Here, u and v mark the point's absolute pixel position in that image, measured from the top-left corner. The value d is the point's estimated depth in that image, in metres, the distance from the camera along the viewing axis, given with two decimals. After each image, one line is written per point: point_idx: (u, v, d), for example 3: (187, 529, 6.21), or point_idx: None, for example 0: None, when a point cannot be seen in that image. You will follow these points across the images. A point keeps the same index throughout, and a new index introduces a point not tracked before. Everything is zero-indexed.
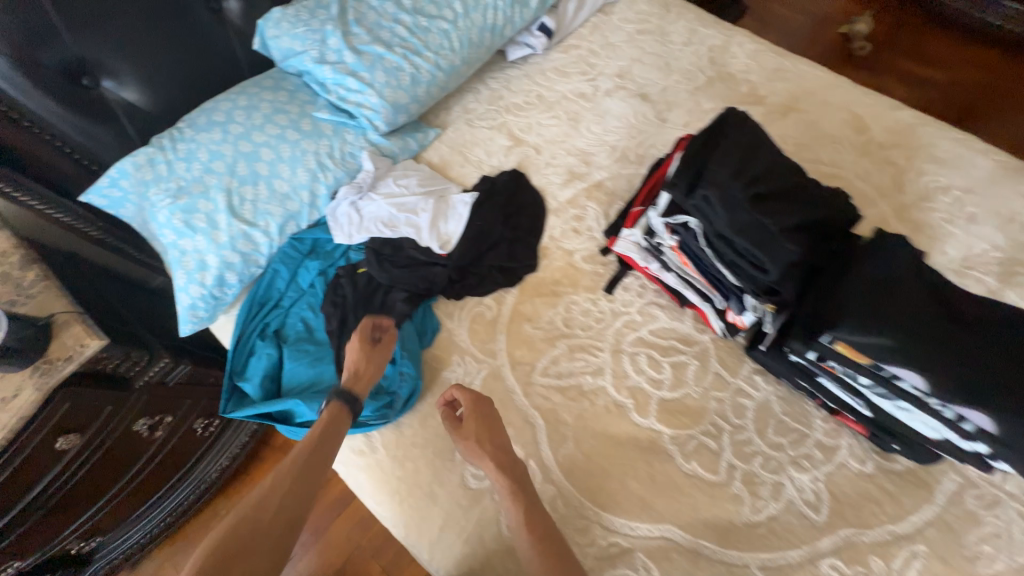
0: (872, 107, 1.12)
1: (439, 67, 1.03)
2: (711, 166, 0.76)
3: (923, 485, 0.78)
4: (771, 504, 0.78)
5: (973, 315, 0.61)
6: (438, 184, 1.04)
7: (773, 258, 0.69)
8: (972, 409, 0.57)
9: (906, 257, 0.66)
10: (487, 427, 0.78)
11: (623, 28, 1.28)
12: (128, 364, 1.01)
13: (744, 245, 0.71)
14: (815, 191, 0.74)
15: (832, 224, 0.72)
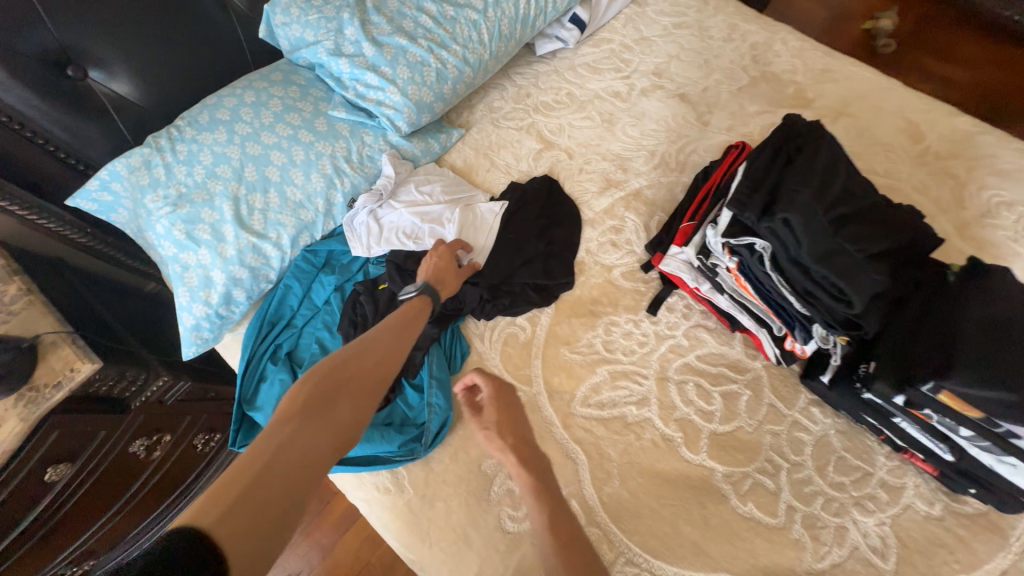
0: (927, 113, 1.04)
1: (467, 62, 0.94)
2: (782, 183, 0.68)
3: (997, 530, 0.73)
4: (835, 550, 0.72)
5: None
6: (462, 190, 0.96)
7: (858, 291, 0.62)
8: None
9: (1013, 297, 0.59)
10: (508, 419, 0.72)
11: (657, 21, 1.19)
12: (123, 384, 0.93)
13: (824, 274, 0.63)
14: (894, 215, 0.67)
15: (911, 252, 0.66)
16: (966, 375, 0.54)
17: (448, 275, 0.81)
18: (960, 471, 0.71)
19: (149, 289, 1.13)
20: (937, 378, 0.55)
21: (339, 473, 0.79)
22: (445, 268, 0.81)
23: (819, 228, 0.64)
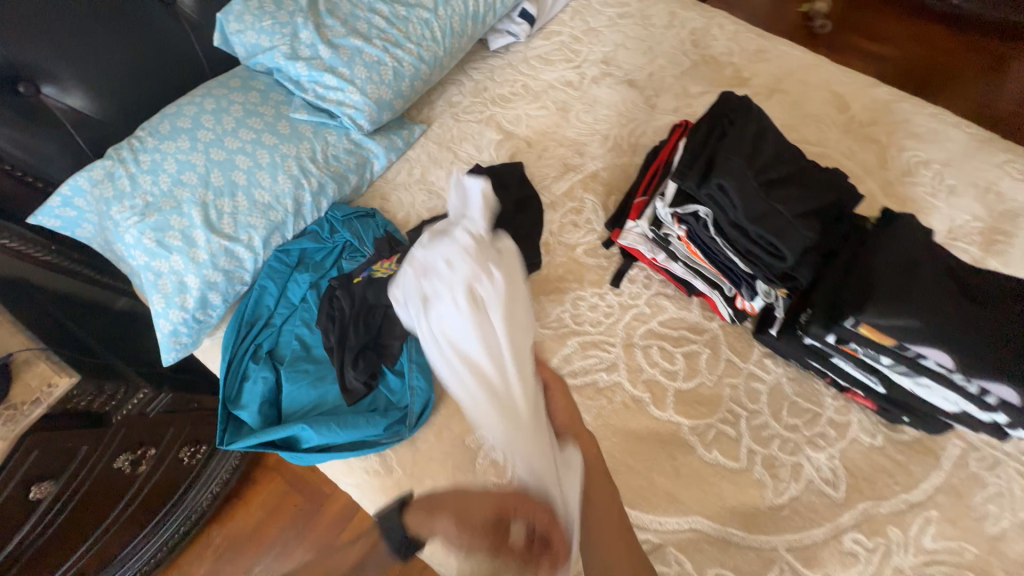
0: (852, 85, 1.13)
1: (423, 59, 0.97)
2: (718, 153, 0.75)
3: (930, 452, 0.82)
4: (792, 485, 0.80)
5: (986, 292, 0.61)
6: (530, 431, 0.62)
7: (789, 245, 0.69)
8: (995, 381, 0.56)
9: (916, 238, 0.66)
10: (571, 408, 0.71)
11: (603, 12, 1.25)
12: (102, 399, 0.93)
13: (760, 233, 0.70)
14: (817, 177, 0.75)
15: (835, 207, 0.73)
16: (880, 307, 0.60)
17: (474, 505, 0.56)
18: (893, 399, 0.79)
19: (120, 305, 1.12)
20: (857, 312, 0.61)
21: (328, 462, 0.82)
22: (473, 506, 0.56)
23: (755, 192, 0.71)
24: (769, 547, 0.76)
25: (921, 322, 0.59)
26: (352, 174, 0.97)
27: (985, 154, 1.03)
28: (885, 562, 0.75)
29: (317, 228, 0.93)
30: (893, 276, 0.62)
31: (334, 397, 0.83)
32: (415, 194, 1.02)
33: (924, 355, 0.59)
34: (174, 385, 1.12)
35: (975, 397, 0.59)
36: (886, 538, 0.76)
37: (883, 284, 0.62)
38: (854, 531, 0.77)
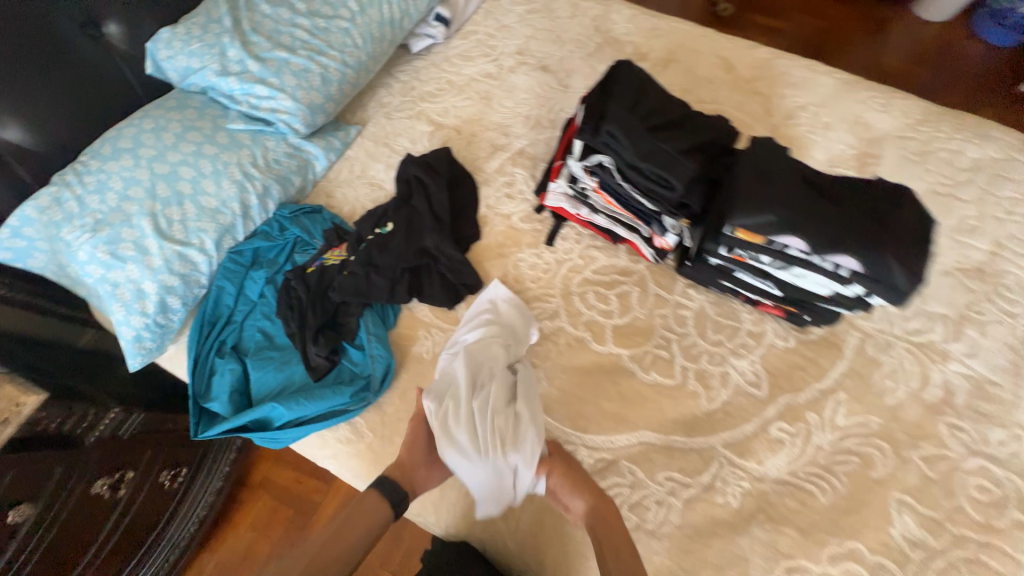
0: (736, 49, 1.29)
1: (347, 65, 1.06)
2: (609, 107, 0.85)
3: (834, 345, 0.94)
4: (722, 391, 0.90)
5: (831, 187, 0.72)
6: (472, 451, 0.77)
7: (677, 177, 0.81)
8: (841, 254, 0.66)
9: (775, 153, 0.77)
10: (573, 471, 0.77)
11: (512, 10, 1.37)
12: (73, 421, 0.96)
13: (652, 169, 0.81)
14: (695, 120, 0.87)
15: (713, 142, 0.85)
16: (745, 209, 0.70)
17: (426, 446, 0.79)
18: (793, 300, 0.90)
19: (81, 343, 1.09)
20: (729, 219, 0.71)
21: (303, 438, 0.88)
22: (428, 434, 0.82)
23: (643, 136, 0.82)
24: (708, 446, 0.86)
25: (775, 213, 0.68)
26: (295, 176, 1.04)
27: (850, 94, 1.20)
28: (806, 442, 0.86)
29: (267, 229, 1.00)
30: (751, 181, 0.72)
31: (301, 377, 0.89)
32: (358, 188, 1.10)
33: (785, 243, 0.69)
34: (146, 407, 1.14)
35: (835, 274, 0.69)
36: (805, 422, 0.87)
37: (744, 190, 0.72)
38: (779, 421, 0.88)
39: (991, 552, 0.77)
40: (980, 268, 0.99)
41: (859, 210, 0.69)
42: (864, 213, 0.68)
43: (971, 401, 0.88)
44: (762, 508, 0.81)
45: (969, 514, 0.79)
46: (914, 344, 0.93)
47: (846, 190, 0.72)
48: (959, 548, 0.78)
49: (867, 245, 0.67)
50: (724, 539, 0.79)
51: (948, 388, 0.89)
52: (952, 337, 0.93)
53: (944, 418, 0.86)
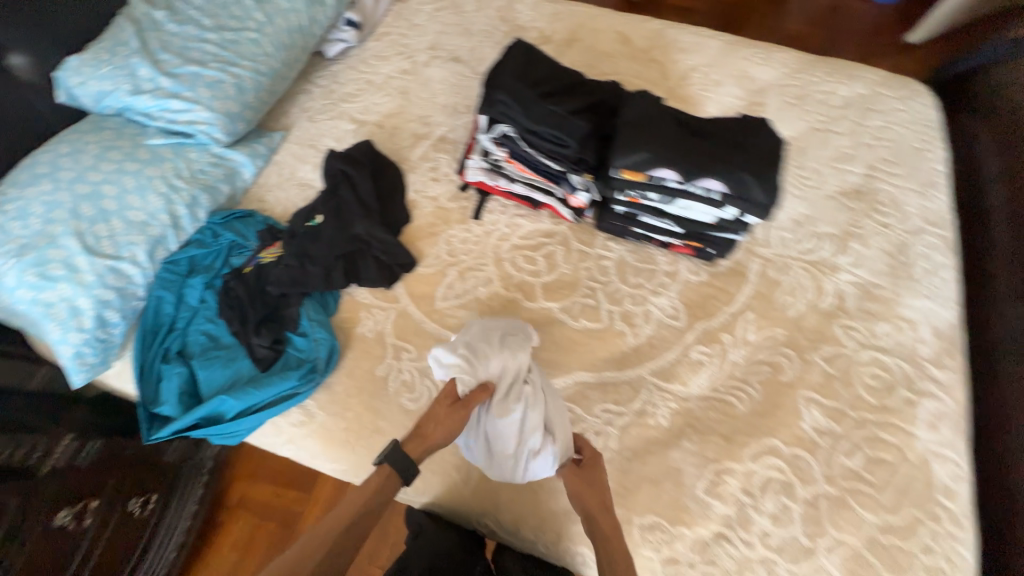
0: (631, 24, 1.40)
1: (261, 73, 1.11)
2: (502, 79, 0.92)
3: (741, 273, 1.04)
4: (645, 327, 0.99)
5: (695, 125, 0.82)
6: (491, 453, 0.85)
7: (569, 134, 0.89)
8: (707, 179, 0.76)
9: (648, 101, 0.86)
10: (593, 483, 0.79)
11: (421, 9, 1.44)
12: (24, 450, 0.96)
13: (546, 130, 0.90)
14: (581, 83, 0.96)
15: (599, 100, 0.94)
16: (623, 151, 0.78)
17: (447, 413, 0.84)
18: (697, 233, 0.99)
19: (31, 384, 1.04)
20: (613, 162, 0.79)
21: (257, 428, 0.91)
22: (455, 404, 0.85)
23: (534, 103, 0.91)
24: (637, 376, 0.94)
25: (648, 150, 0.76)
26: (223, 184, 1.08)
27: (735, 53, 1.32)
28: (723, 360, 0.95)
29: (200, 237, 1.03)
30: (627, 126, 0.80)
31: (248, 371, 0.92)
32: (288, 189, 1.14)
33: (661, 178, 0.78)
34: (104, 433, 1.12)
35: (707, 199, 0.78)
36: (720, 343, 0.97)
37: (622, 134, 0.80)
38: (697, 345, 0.97)
39: (887, 429, 0.87)
40: (858, 189, 1.12)
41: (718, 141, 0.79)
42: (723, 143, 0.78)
43: (860, 303, 0.99)
44: (689, 423, 0.89)
45: (865, 399, 0.89)
46: (809, 262, 1.04)
47: (707, 126, 0.82)
48: (860, 430, 0.87)
49: (727, 168, 0.76)
50: (657, 455, 0.87)
51: (840, 295, 1.00)
52: (839, 252, 1.04)
53: (839, 322, 0.97)
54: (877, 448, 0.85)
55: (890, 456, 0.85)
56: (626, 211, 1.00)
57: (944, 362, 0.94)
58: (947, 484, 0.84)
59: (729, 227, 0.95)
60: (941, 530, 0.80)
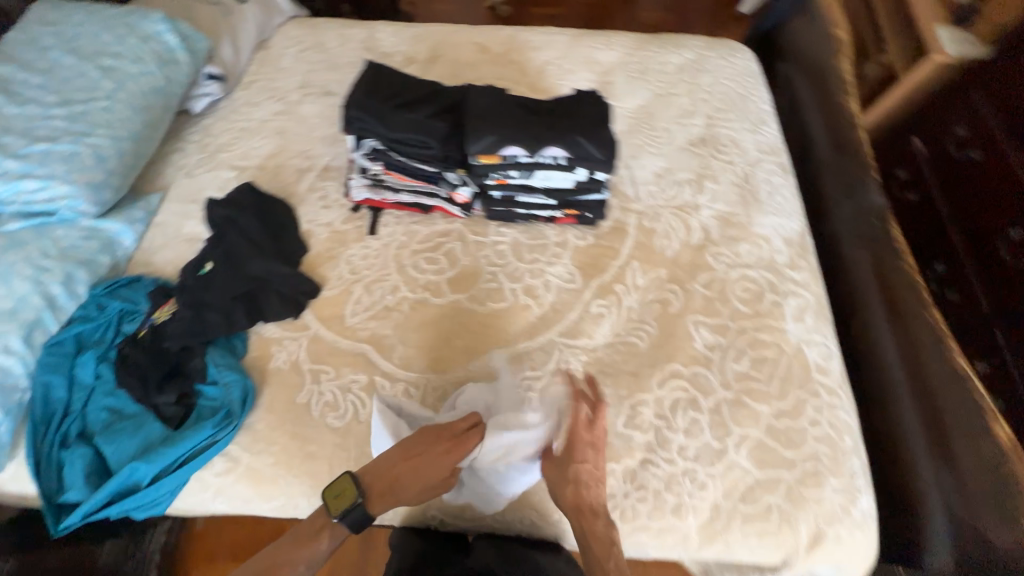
0: (487, 35, 1.51)
1: (121, 137, 1.09)
2: (358, 97, 0.99)
3: (623, 229, 1.14)
4: (547, 295, 1.06)
5: (531, 104, 0.94)
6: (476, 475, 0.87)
7: (430, 136, 0.98)
8: (547, 147, 0.89)
9: (491, 92, 0.97)
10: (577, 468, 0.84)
11: (286, 52, 1.48)
12: None
13: (408, 136, 0.98)
14: (433, 88, 1.05)
15: (452, 100, 1.04)
16: (473, 138, 0.89)
17: (427, 472, 0.79)
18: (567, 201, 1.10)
19: None
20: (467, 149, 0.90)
21: (180, 488, 0.88)
22: (440, 467, 0.80)
23: (388, 114, 0.98)
24: (548, 341, 1.00)
25: (494, 133, 0.88)
26: (100, 255, 1.04)
27: (582, 44, 1.47)
28: (621, 308, 1.04)
29: (83, 312, 0.99)
30: (473, 115, 0.91)
31: (160, 434, 0.89)
32: (175, 247, 1.12)
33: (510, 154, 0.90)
34: None
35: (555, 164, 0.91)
36: (615, 293, 1.06)
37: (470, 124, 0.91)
38: (596, 300, 1.05)
39: (764, 330, 0.99)
40: (704, 138, 1.28)
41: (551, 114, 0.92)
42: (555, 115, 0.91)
43: (723, 232, 1.12)
44: (600, 370, 0.97)
45: (741, 310, 1.02)
46: (676, 207, 1.16)
47: (542, 104, 0.95)
48: (742, 337, 0.99)
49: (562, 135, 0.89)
50: None
51: (705, 229, 1.13)
52: (698, 193, 1.18)
53: (708, 251, 1.10)
54: (758, 349, 0.97)
55: (770, 353, 0.97)
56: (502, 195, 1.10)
57: (798, 264, 1.09)
58: (819, 363, 0.96)
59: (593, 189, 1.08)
60: (821, 404, 0.91)
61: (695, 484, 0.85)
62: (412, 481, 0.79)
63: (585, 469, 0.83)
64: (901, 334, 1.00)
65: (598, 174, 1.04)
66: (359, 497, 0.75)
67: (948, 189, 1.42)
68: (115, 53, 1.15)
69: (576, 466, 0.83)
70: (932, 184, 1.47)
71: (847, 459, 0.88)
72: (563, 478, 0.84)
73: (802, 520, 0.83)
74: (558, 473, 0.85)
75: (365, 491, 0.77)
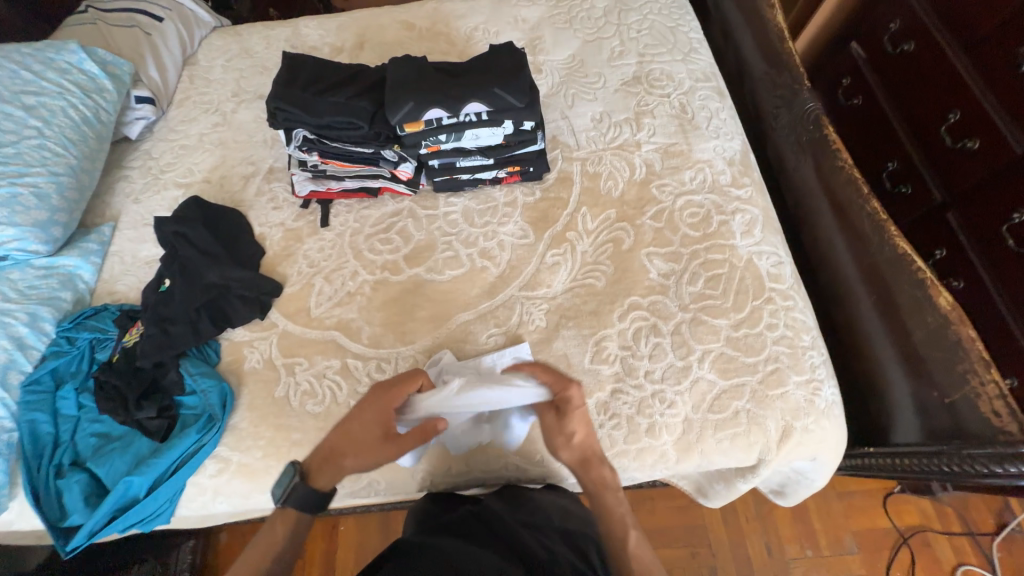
0: (411, 11, 1.50)
1: (58, 173, 1.11)
2: (279, 89, 1.00)
3: (568, 177, 1.15)
4: (503, 254, 1.08)
5: (447, 70, 1.01)
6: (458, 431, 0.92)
7: (357, 116, 0.99)
8: (469, 106, 0.96)
9: (407, 63, 1.02)
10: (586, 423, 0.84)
11: (214, 63, 1.46)
12: None
13: (335, 120, 0.99)
14: (353, 69, 1.06)
15: (373, 77, 1.05)
16: (397, 108, 0.95)
17: (360, 430, 0.80)
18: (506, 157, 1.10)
19: None
20: (394, 119, 0.96)
21: (179, 493, 0.92)
22: (371, 425, 0.80)
23: (311, 103, 0.99)
24: (510, 296, 1.03)
25: (412, 100, 0.95)
26: (62, 291, 1.06)
27: (506, 4, 1.46)
28: (576, 253, 1.06)
29: (55, 348, 1.00)
30: (391, 86, 0.97)
31: (149, 447, 0.92)
32: (136, 272, 1.14)
33: (437, 119, 0.97)
34: None
35: (480, 122, 0.99)
36: (569, 241, 1.07)
37: (392, 95, 0.97)
38: (551, 250, 1.07)
39: (714, 250, 1.02)
40: (637, 76, 1.28)
41: (466, 75, 0.99)
42: (470, 75, 0.98)
43: (665, 163, 1.14)
44: (562, 315, 0.99)
45: (690, 235, 1.04)
46: (618, 147, 1.17)
47: (457, 67, 1.01)
48: (695, 260, 1.01)
49: (479, 91, 0.96)
50: (544, 351, 0.96)
51: (648, 163, 1.14)
52: (637, 130, 1.19)
53: (654, 184, 1.11)
54: (711, 268, 1.00)
55: (723, 270, 1.00)
56: (441, 163, 1.10)
57: (741, 181, 1.11)
58: (772, 272, 0.99)
59: (532, 144, 1.09)
60: (776, 307, 0.96)
61: (665, 403, 0.89)
62: (349, 444, 0.80)
63: (582, 415, 0.83)
64: (848, 230, 1.03)
65: (527, 123, 1.03)
66: (298, 474, 0.79)
67: (891, 86, 1.38)
68: (37, 90, 1.14)
69: (577, 413, 0.83)
70: (875, 87, 1.42)
71: (807, 354, 0.92)
72: (566, 431, 0.83)
73: (769, 418, 0.88)
74: (558, 421, 0.84)
75: (308, 468, 0.81)
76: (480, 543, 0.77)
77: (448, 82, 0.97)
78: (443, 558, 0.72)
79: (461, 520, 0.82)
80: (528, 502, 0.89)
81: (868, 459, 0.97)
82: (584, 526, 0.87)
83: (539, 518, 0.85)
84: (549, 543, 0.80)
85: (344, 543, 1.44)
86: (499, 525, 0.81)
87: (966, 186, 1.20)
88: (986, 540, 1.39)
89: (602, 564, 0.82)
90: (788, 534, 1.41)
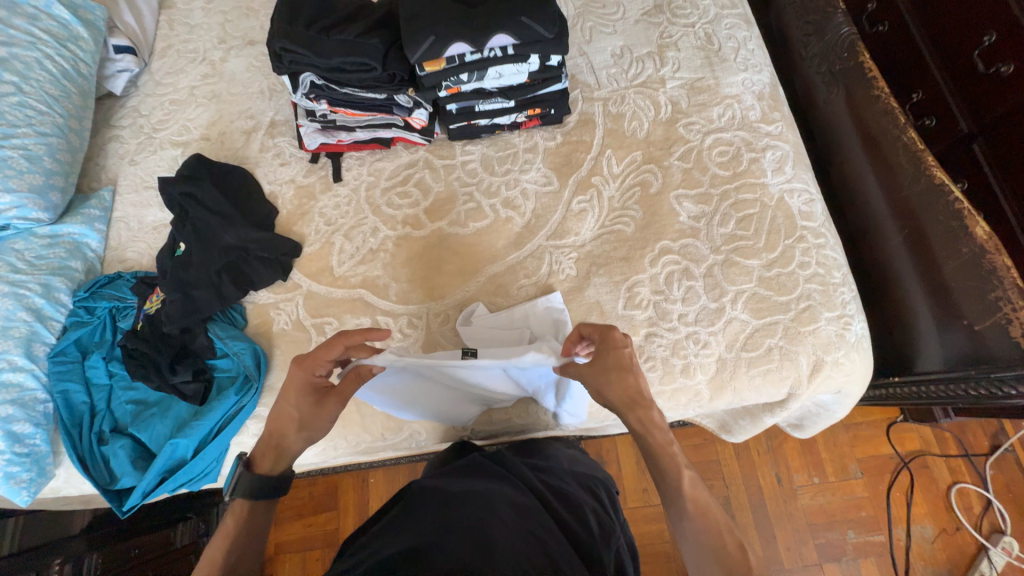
0: None
1: (45, 135, 1.04)
2: (280, 26, 0.92)
3: (589, 120, 1.09)
4: (527, 203, 1.04)
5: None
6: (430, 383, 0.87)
7: (368, 56, 0.91)
8: (492, 40, 0.89)
9: None
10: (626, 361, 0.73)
11: (193, 6, 1.33)
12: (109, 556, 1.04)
13: (346, 61, 0.91)
14: (358, 6, 0.98)
15: (382, 12, 0.97)
16: (414, 42, 0.88)
17: (286, 405, 0.76)
18: (527, 99, 1.04)
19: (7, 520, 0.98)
20: (412, 59, 0.89)
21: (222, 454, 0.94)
22: (322, 395, 0.76)
23: (318, 42, 0.91)
24: (537, 247, 1.01)
25: (433, 34, 0.87)
26: (71, 260, 1.02)
27: None
28: (602, 200, 1.03)
29: (75, 318, 0.98)
30: (406, 20, 0.90)
31: (188, 411, 0.93)
32: (145, 238, 1.09)
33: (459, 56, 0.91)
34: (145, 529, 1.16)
35: (505, 58, 0.93)
36: (594, 187, 1.04)
37: (405, 27, 0.89)
38: (577, 198, 1.03)
39: (745, 190, 1.00)
40: (658, 5, 1.19)
41: (484, 4, 0.91)
42: (489, 3, 0.91)
43: (692, 100, 1.08)
44: (592, 263, 0.98)
45: (720, 174, 1.01)
46: (641, 85, 1.11)
47: None
48: (726, 201, 0.99)
49: (502, 19, 0.88)
50: (576, 300, 0.95)
51: (673, 101, 1.09)
52: (662, 65, 1.12)
53: (680, 123, 1.06)
54: (742, 209, 0.98)
55: (754, 210, 0.98)
56: (459, 107, 1.04)
57: (771, 117, 1.07)
58: (804, 210, 0.98)
59: (555, 81, 1.02)
60: (809, 245, 0.95)
61: (699, 344, 0.91)
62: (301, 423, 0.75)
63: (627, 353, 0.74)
64: (879, 165, 1.05)
65: (553, 58, 0.97)
66: (241, 463, 0.76)
67: None
68: (5, 38, 1.04)
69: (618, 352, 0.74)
70: None
71: (838, 291, 0.93)
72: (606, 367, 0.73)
73: (801, 353, 0.89)
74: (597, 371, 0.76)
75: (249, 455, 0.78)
76: (497, 479, 0.75)
77: (466, 13, 0.89)
78: (460, 495, 0.69)
79: (477, 462, 0.80)
80: (540, 451, 0.90)
81: (895, 389, 1.05)
82: (593, 471, 0.90)
83: (552, 465, 0.86)
84: (562, 483, 0.81)
85: (379, 492, 1.50)
86: (516, 467, 0.80)
87: (1000, 114, 0.90)
88: (980, 459, 1.47)
89: (612, 501, 0.85)
90: (796, 463, 1.49)
